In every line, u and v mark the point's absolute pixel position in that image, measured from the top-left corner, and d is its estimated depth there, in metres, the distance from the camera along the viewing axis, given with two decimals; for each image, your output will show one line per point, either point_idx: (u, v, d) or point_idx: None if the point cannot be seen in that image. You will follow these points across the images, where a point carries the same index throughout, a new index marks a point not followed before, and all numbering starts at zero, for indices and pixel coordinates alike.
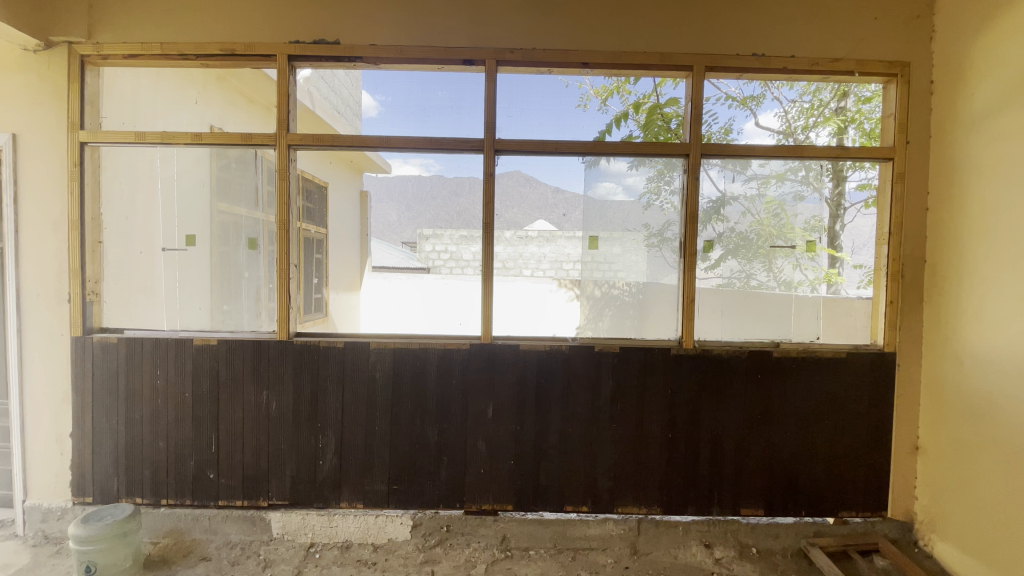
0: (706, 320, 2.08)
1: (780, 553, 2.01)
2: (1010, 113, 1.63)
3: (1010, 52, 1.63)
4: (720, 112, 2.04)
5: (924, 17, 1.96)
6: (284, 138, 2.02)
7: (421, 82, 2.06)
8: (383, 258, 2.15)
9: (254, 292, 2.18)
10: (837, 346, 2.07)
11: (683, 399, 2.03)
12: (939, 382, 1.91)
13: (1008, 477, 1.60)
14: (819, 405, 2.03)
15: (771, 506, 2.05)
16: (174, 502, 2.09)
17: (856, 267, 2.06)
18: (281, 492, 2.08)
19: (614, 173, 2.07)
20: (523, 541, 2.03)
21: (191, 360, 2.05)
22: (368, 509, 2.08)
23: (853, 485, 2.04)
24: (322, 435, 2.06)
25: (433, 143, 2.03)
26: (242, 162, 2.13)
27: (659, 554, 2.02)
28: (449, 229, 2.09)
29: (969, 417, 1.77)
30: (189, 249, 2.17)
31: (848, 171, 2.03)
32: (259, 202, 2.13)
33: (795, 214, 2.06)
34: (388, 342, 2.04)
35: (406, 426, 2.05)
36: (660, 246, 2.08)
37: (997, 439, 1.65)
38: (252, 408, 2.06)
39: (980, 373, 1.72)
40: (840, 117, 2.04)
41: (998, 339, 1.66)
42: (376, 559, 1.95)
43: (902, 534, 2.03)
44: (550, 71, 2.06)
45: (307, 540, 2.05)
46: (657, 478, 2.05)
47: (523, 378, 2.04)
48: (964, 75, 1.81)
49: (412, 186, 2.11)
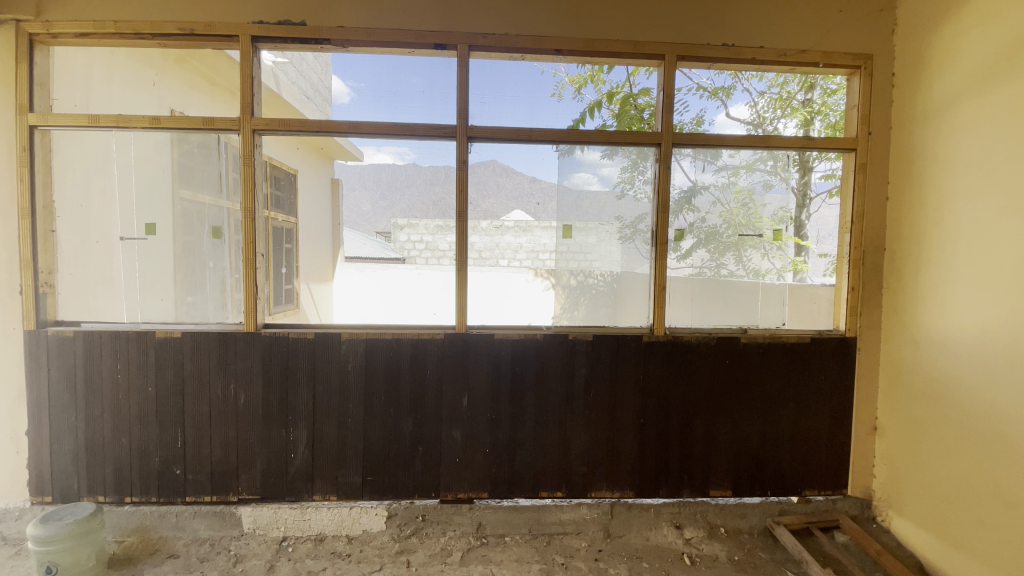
0: (676, 307, 2.12)
1: (747, 532, 2.08)
2: (962, 105, 1.69)
3: (966, 45, 1.68)
4: (691, 102, 2.07)
5: (886, 10, 2.01)
6: (249, 122, 1.95)
7: (393, 67, 2.02)
8: (355, 248, 2.13)
9: (219, 282, 2.09)
10: (802, 332, 2.13)
11: (654, 384, 2.07)
12: (897, 365, 2.00)
13: (956, 454, 1.70)
14: (784, 389, 2.10)
15: (738, 487, 2.12)
16: (139, 499, 2.02)
17: (821, 256, 2.13)
18: (252, 486, 2.04)
19: (588, 163, 2.07)
20: (499, 528, 2.05)
21: (154, 353, 1.98)
22: (342, 501, 2.06)
23: (815, 465, 2.13)
24: (293, 428, 2.03)
25: (405, 130, 1.99)
26: (203, 147, 2.05)
27: (631, 536, 2.06)
28: (425, 218, 2.07)
29: (924, 398, 1.85)
30: (149, 238, 2.06)
31: (813, 162, 2.09)
32: (224, 188, 2.07)
33: (763, 203, 2.09)
34: (360, 332, 2.01)
35: (380, 418, 2.03)
36: (634, 236, 2.10)
37: (948, 418, 1.74)
38: (219, 401, 2.01)
39: (934, 356, 1.81)
40: (806, 108, 2.10)
41: (951, 323, 1.73)
42: (351, 551, 1.94)
43: (861, 510, 2.12)
44: (524, 57, 2.04)
45: (279, 534, 2.02)
46: (629, 463, 2.09)
47: (497, 367, 2.04)
48: (924, 69, 1.87)
49: (385, 175, 2.07)
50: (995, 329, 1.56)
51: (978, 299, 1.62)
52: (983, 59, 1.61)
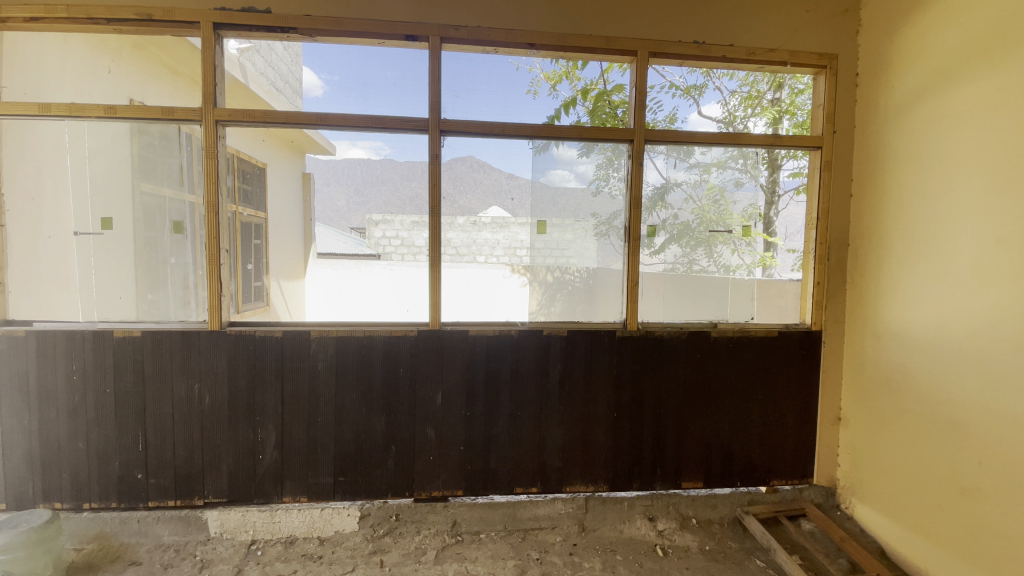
0: (649, 303, 2.14)
1: (718, 522, 2.13)
2: (922, 105, 1.75)
3: (926, 46, 1.73)
4: (664, 100, 2.08)
5: (851, 11, 2.06)
6: (212, 113, 1.89)
7: (363, 58, 1.97)
8: (330, 244, 2.06)
9: (181, 279, 1.97)
10: (769, 325, 2.19)
11: (628, 379, 2.09)
12: (860, 357, 2.06)
13: (916, 442, 1.76)
14: (753, 382, 2.15)
15: (709, 478, 2.16)
16: (98, 505, 1.94)
17: (789, 252, 2.18)
18: (218, 489, 1.98)
19: (564, 160, 2.07)
20: (474, 525, 2.04)
21: (112, 353, 1.89)
22: (313, 502, 2.02)
23: (783, 455, 2.19)
24: (262, 429, 1.98)
25: (376, 123, 1.96)
26: (164, 138, 1.94)
27: (606, 529, 2.08)
28: (400, 214, 2.02)
29: (886, 388, 1.91)
30: (105, 233, 1.95)
31: (782, 160, 2.14)
32: (186, 181, 1.95)
33: (733, 200, 2.13)
34: (330, 329, 1.97)
35: (351, 417, 2.00)
36: (609, 233, 2.11)
37: (907, 408, 1.81)
38: (182, 402, 1.94)
39: (895, 348, 1.87)
40: (775, 108, 2.13)
41: (912, 316, 1.79)
42: (323, 552, 1.90)
43: (826, 499, 2.19)
44: (497, 51, 2.02)
45: (248, 538, 1.97)
46: (603, 457, 2.11)
47: (472, 364, 2.03)
48: (887, 69, 1.92)
49: (360, 170, 2.02)
50: (952, 322, 1.62)
51: (937, 293, 1.68)
52: (941, 60, 1.66)
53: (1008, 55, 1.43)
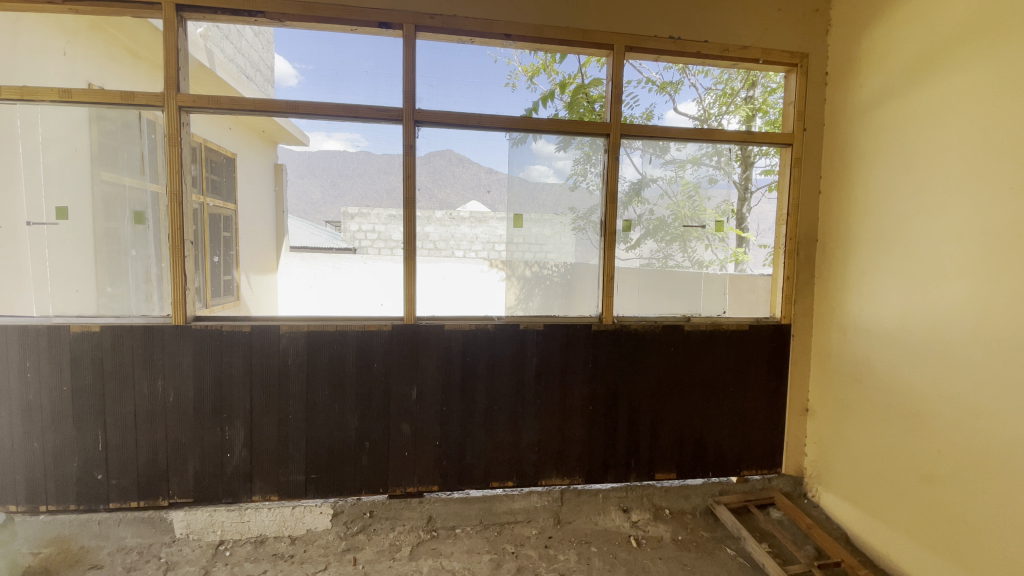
0: (625, 297, 2.15)
1: (690, 513, 2.17)
2: (887, 105, 1.80)
3: (893, 47, 1.78)
4: (641, 96, 2.09)
5: (821, 11, 2.11)
6: (175, 99, 1.81)
7: (334, 45, 1.91)
8: (304, 238, 1.98)
9: (143, 271, 1.89)
10: (740, 319, 2.23)
11: (603, 372, 2.10)
12: (827, 350, 2.12)
13: (879, 432, 1.82)
14: (725, 374, 2.19)
15: (682, 469, 2.20)
16: (56, 508, 1.86)
17: (760, 248, 2.22)
18: (183, 489, 1.92)
19: (543, 155, 2.06)
20: (449, 521, 2.03)
21: (69, 349, 1.81)
22: (284, 501, 1.97)
23: (753, 446, 2.24)
24: (229, 426, 1.92)
25: (348, 112, 1.91)
26: (124, 124, 1.85)
27: (581, 522, 2.10)
28: (377, 207, 1.99)
29: (850, 379, 1.97)
30: (60, 223, 1.84)
31: (755, 157, 2.18)
32: (148, 169, 1.87)
33: (708, 196, 2.16)
34: (301, 323, 1.92)
35: (324, 412, 1.96)
36: (587, 228, 2.11)
37: (871, 398, 1.87)
38: (146, 399, 1.87)
39: (859, 340, 1.93)
40: (749, 105, 2.16)
41: (876, 309, 1.85)
42: (294, 551, 1.87)
43: (793, 487, 2.26)
44: (473, 41, 1.99)
45: (215, 538, 1.92)
46: (578, 451, 2.12)
47: (447, 359, 2.01)
48: (855, 68, 1.97)
49: (336, 162, 1.97)
50: (913, 315, 1.68)
51: (900, 287, 1.74)
52: (906, 60, 1.71)
53: (969, 57, 1.49)
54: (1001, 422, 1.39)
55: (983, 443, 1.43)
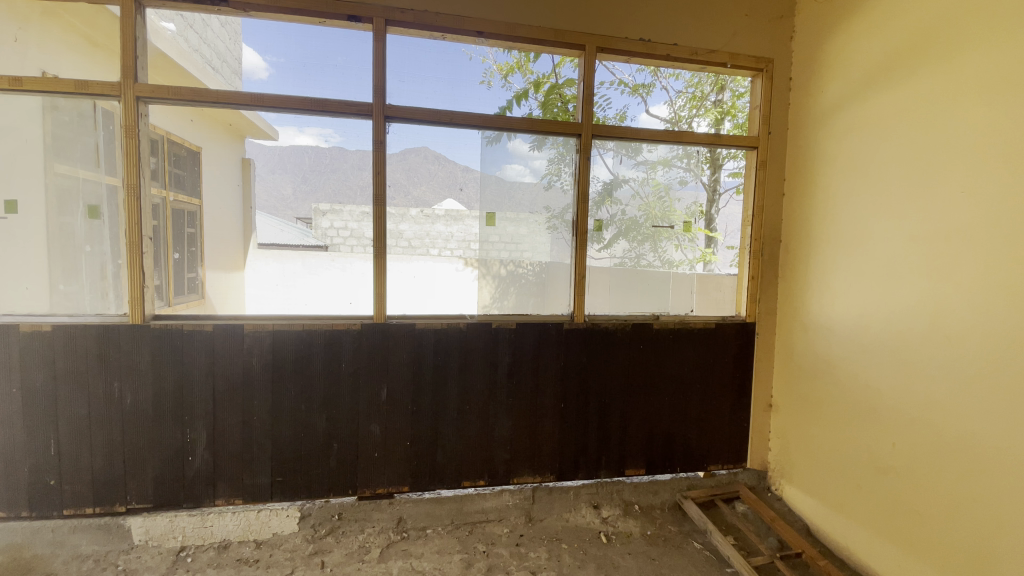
0: (597, 295, 2.18)
1: (660, 507, 2.20)
2: (847, 111, 1.87)
3: (853, 54, 1.84)
4: (613, 97, 2.11)
5: (785, 18, 2.17)
6: (132, 88, 1.74)
7: (302, 38, 1.87)
8: (272, 235, 1.93)
9: (98, 268, 1.81)
10: (708, 318, 2.28)
11: (575, 369, 2.12)
12: (790, 347, 2.19)
13: (839, 426, 1.89)
14: (693, 371, 2.24)
15: (651, 465, 2.23)
16: (5, 516, 1.77)
17: (728, 249, 2.28)
18: (142, 494, 1.85)
19: (518, 154, 2.06)
20: (420, 521, 2.02)
21: (17, 349, 1.72)
22: (249, 505, 1.93)
23: (720, 441, 2.30)
24: (191, 428, 1.86)
25: (317, 105, 1.86)
26: (79, 115, 1.77)
27: (552, 519, 2.11)
28: (350, 204, 1.95)
29: (812, 375, 2.04)
30: (9, 217, 1.73)
31: (723, 160, 2.23)
32: (103, 161, 1.79)
33: (678, 197, 2.20)
34: (266, 323, 1.87)
35: (290, 414, 1.91)
36: (561, 227, 2.12)
37: (831, 394, 1.93)
38: (101, 402, 1.79)
39: (820, 338, 2.00)
40: (717, 109, 2.21)
41: (836, 308, 1.91)
42: (259, 556, 1.82)
43: (758, 481, 2.33)
44: (445, 37, 1.98)
45: (176, 544, 1.85)
46: (550, 449, 2.13)
47: (418, 358, 1.99)
48: (818, 75, 2.04)
49: (308, 157, 1.92)
50: (871, 314, 1.74)
51: (858, 287, 1.80)
52: (865, 69, 1.78)
53: (922, 68, 1.55)
54: (952, 416, 1.45)
55: (935, 436, 1.50)
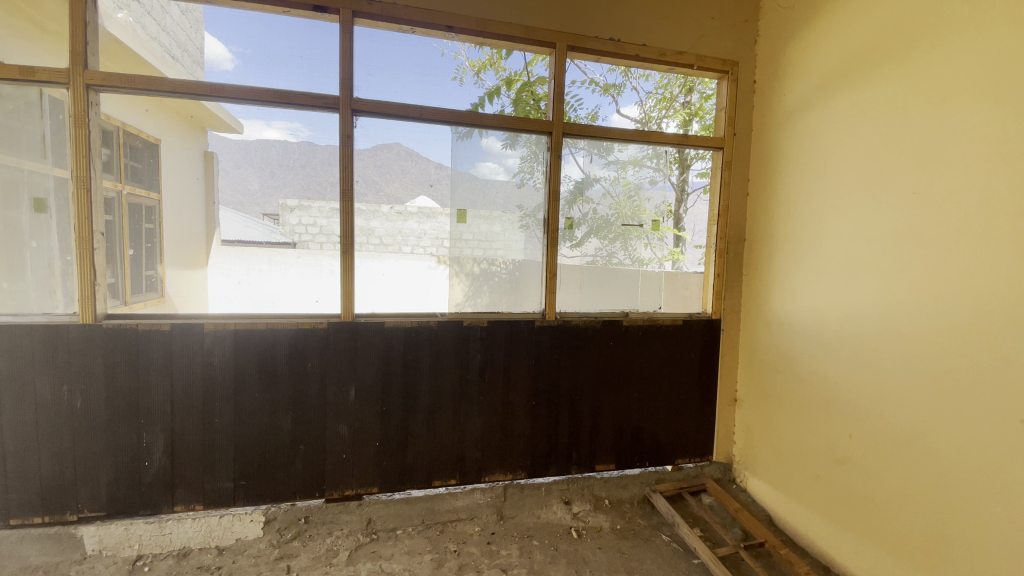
0: (568, 293, 2.19)
1: (628, 501, 2.24)
2: (808, 113, 1.93)
3: (813, 59, 1.91)
4: (585, 96, 2.13)
5: (749, 22, 2.23)
6: (82, 75, 1.65)
7: (266, 26, 1.81)
8: (236, 231, 1.85)
9: (45, 264, 1.70)
10: (675, 314, 2.32)
11: (546, 366, 2.13)
12: (753, 343, 2.25)
13: (800, 419, 1.95)
14: (661, 367, 2.28)
15: (620, 460, 2.26)
16: None
17: (696, 247, 2.32)
18: (95, 502, 1.77)
19: (492, 152, 2.06)
20: (390, 522, 1.99)
21: None
22: (210, 510, 1.86)
23: (687, 436, 2.35)
24: (147, 433, 1.79)
25: (281, 97, 1.81)
26: (25, 105, 1.66)
27: (523, 516, 2.12)
28: (319, 200, 1.90)
29: (774, 370, 2.10)
30: None
31: (691, 160, 2.27)
32: (50, 151, 1.68)
33: (648, 197, 2.23)
34: (227, 322, 1.81)
35: (254, 415, 1.86)
36: (533, 225, 2.13)
37: (792, 388, 2.00)
38: (49, 406, 1.70)
39: (782, 334, 2.06)
40: (686, 110, 2.25)
41: (797, 305, 1.97)
42: (221, 563, 1.76)
43: (724, 473, 2.39)
44: (414, 31, 1.94)
45: (133, 553, 1.78)
46: (521, 445, 2.13)
47: (388, 357, 1.96)
48: (780, 78, 2.10)
49: (275, 152, 1.87)
50: (829, 310, 1.81)
51: (818, 284, 1.87)
52: (826, 73, 1.84)
53: (879, 74, 1.61)
54: (904, 408, 1.52)
55: (888, 427, 1.57)
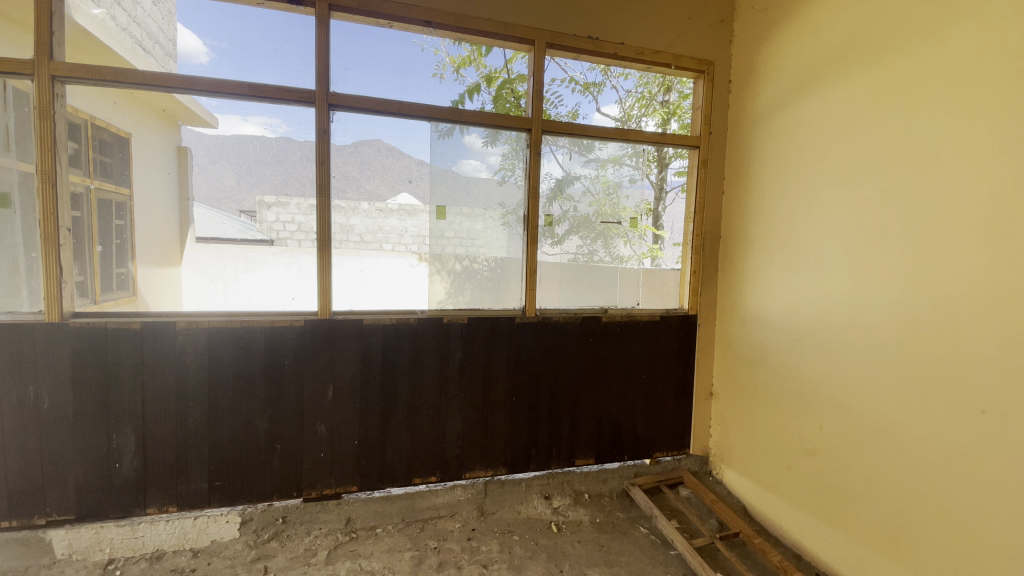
0: (550, 290, 2.20)
1: (608, 495, 2.26)
2: (780, 113, 1.98)
3: (786, 60, 1.95)
4: (565, 95, 2.14)
5: (725, 22, 2.27)
6: (48, 66, 1.60)
7: (240, 18, 1.76)
8: (212, 227, 1.79)
9: (8, 262, 1.63)
10: (653, 310, 2.35)
11: (527, 363, 2.14)
12: (728, 338, 2.30)
13: (773, 412, 2.00)
14: (640, 363, 2.31)
15: (600, 454, 2.29)
16: None
17: (674, 245, 2.36)
18: (63, 505, 1.72)
19: (473, 150, 2.05)
20: (369, 521, 1.98)
21: None
22: (183, 512, 1.83)
23: (665, 430, 2.39)
24: (117, 434, 1.74)
25: (256, 91, 1.77)
26: None
27: (504, 512, 2.13)
28: (297, 196, 1.88)
29: (749, 364, 2.15)
30: None
31: (669, 159, 2.30)
32: (13, 143, 1.62)
33: (628, 195, 2.25)
34: (201, 320, 1.78)
35: (229, 415, 1.83)
36: (515, 223, 2.13)
37: (766, 381, 2.05)
38: (12, 407, 1.64)
39: (755, 329, 2.11)
40: (664, 109, 2.28)
41: (770, 300, 2.02)
42: (195, 565, 1.73)
43: (701, 466, 2.44)
44: (392, 24, 1.93)
45: (104, 557, 1.73)
46: (501, 441, 2.14)
47: (366, 354, 1.94)
48: (754, 78, 2.14)
49: (252, 147, 1.83)
50: (800, 304, 1.86)
51: (790, 279, 1.91)
52: (798, 74, 1.89)
53: (849, 75, 1.66)
54: (870, 398, 1.57)
55: (857, 418, 1.62)
